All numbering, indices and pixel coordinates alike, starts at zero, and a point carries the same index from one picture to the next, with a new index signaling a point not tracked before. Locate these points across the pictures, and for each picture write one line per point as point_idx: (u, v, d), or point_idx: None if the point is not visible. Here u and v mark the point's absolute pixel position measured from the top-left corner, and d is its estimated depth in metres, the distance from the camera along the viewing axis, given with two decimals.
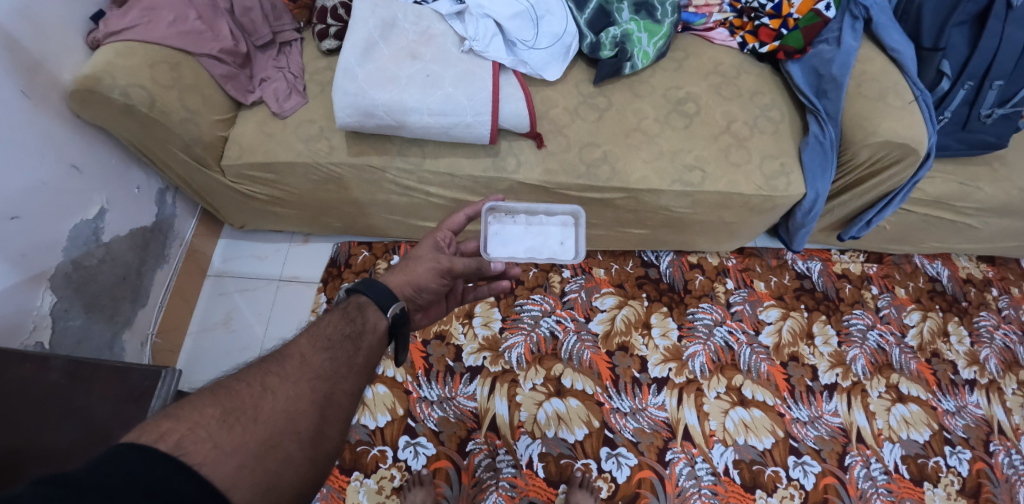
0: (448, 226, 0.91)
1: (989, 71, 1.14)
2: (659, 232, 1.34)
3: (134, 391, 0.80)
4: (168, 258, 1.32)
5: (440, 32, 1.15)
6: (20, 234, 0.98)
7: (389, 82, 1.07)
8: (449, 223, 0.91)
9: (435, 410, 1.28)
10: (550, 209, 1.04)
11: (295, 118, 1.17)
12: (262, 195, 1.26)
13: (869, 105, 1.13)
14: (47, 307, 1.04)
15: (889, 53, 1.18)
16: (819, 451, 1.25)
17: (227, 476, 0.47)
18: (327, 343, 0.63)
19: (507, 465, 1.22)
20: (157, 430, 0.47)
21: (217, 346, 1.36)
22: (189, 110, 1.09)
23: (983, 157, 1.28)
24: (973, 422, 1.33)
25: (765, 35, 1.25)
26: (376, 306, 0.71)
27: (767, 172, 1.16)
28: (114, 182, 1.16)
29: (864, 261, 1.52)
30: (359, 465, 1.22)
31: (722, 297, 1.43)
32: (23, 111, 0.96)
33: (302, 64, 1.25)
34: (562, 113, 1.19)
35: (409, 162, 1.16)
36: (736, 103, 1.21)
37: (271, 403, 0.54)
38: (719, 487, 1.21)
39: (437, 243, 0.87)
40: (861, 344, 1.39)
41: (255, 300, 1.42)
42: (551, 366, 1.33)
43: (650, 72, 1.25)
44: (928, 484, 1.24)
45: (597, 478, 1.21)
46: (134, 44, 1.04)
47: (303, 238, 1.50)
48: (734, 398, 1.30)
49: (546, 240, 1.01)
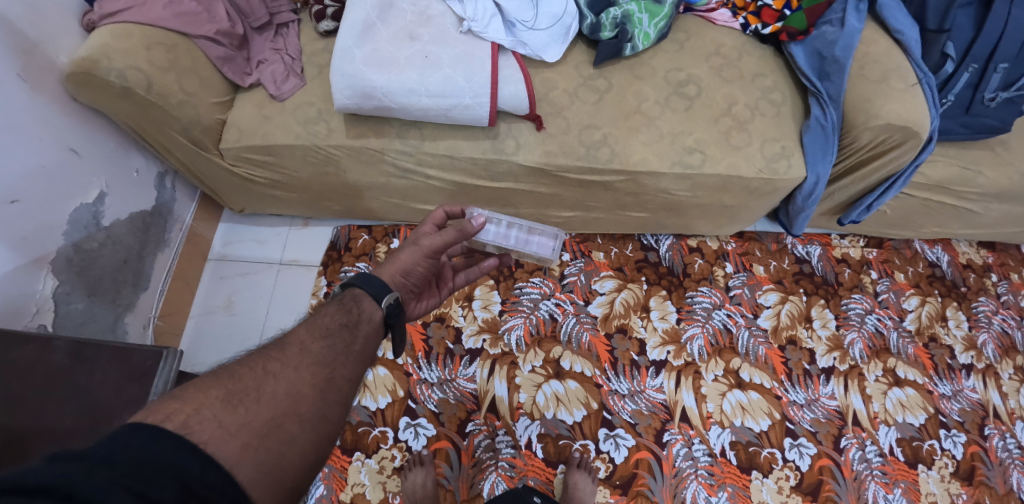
0: (430, 222, 0.92)
1: (994, 54, 1.13)
2: (658, 215, 1.34)
3: (137, 370, 0.81)
4: (169, 243, 1.33)
5: (438, 13, 1.14)
6: (19, 218, 0.98)
7: (388, 64, 1.07)
8: (432, 218, 0.93)
9: (436, 392, 1.29)
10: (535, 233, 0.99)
11: (293, 100, 1.17)
12: (261, 179, 1.26)
13: (871, 87, 1.12)
14: (49, 291, 1.05)
15: (893, 34, 1.16)
16: (815, 434, 1.26)
17: (231, 454, 0.48)
18: (325, 331, 0.63)
19: (507, 445, 1.24)
20: (163, 411, 0.47)
21: (219, 330, 1.37)
22: (187, 92, 1.08)
23: (986, 142, 1.27)
24: (968, 406, 1.34)
25: (768, 16, 1.23)
26: (371, 297, 0.71)
27: (768, 155, 1.15)
28: (113, 167, 1.16)
29: (864, 245, 1.51)
30: (360, 445, 1.23)
31: (721, 281, 1.43)
32: (20, 93, 0.96)
33: (300, 46, 1.24)
34: (561, 94, 1.19)
35: (408, 144, 1.16)
36: (737, 86, 1.20)
37: (273, 386, 0.55)
38: (715, 468, 1.22)
39: (421, 231, 0.89)
40: (859, 328, 1.40)
41: (256, 284, 1.42)
42: (551, 348, 1.34)
43: (651, 54, 1.24)
44: (922, 466, 1.26)
45: (596, 458, 1.23)
46: (130, 26, 1.03)
47: (302, 222, 1.50)
48: (731, 380, 1.31)
49: (530, 246, 0.98)
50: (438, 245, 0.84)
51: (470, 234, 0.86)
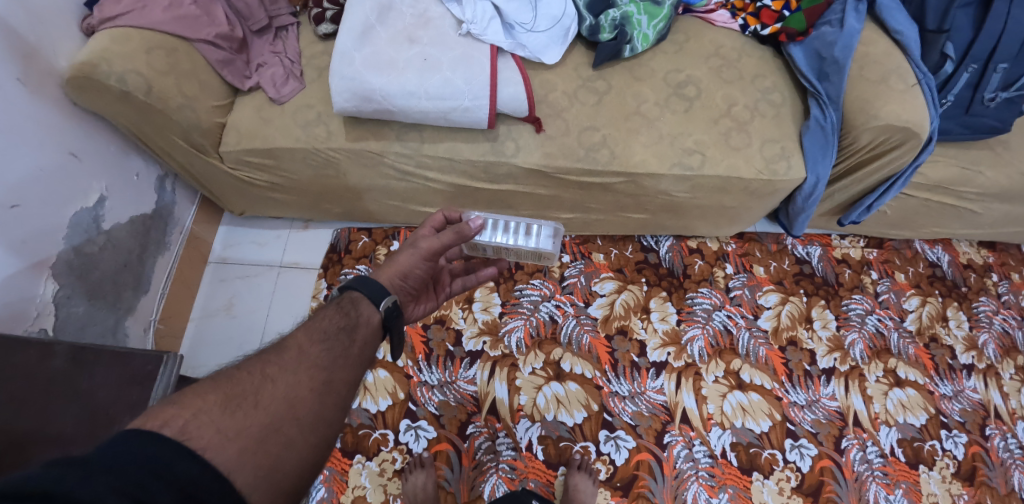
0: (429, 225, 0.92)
1: (993, 54, 1.12)
2: (658, 217, 1.34)
3: (138, 374, 0.81)
4: (169, 246, 1.33)
5: (438, 15, 1.14)
6: (19, 223, 0.98)
7: (387, 67, 1.07)
8: (431, 221, 0.92)
9: (436, 394, 1.29)
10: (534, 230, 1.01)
11: (293, 103, 1.17)
12: (261, 181, 1.26)
13: (870, 88, 1.12)
14: (49, 295, 1.05)
15: (893, 35, 1.16)
16: (815, 434, 1.26)
17: (230, 459, 0.48)
18: (323, 335, 0.63)
19: (507, 447, 1.24)
20: (162, 416, 0.47)
21: (219, 333, 1.37)
22: (186, 96, 1.08)
23: (986, 142, 1.27)
24: (969, 406, 1.34)
25: (767, 17, 1.23)
26: (369, 300, 0.71)
27: (768, 156, 1.15)
28: (113, 170, 1.16)
29: (864, 246, 1.51)
30: (361, 448, 1.23)
31: (722, 282, 1.43)
32: (20, 97, 0.96)
33: (299, 48, 1.24)
34: (561, 96, 1.19)
35: (408, 147, 1.16)
36: (736, 87, 1.20)
37: (271, 390, 0.55)
38: (716, 470, 1.22)
39: (419, 233, 0.88)
40: (859, 328, 1.40)
41: (256, 286, 1.42)
42: (551, 350, 1.34)
43: (650, 56, 1.24)
44: (923, 467, 1.25)
45: (597, 460, 1.22)
46: (130, 30, 1.03)
47: (302, 225, 1.50)
48: (732, 382, 1.31)
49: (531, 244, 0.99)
50: (437, 247, 0.84)
51: (469, 237, 0.85)
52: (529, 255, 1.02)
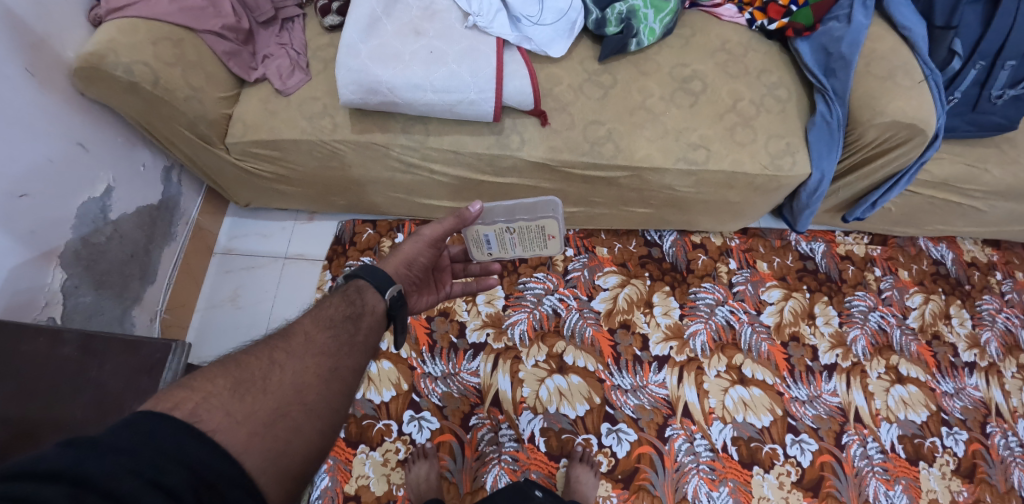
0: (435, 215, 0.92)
1: (1001, 51, 1.12)
2: (662, 211, 1.34)
3: (145, 363, 0.82)
4: (175, 237, 1.34)
5: (444, 8, 1.13)
6: (28, 212, 0.99)
7: (392, 59, 1.07)
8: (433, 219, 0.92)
9: (439, 385, 1.30)
10: (533, 209, 1.05)
11: (298, 95, 1.17)
12: (267, 173, 1.26)
13: (878, 84, 1.12)
14: (57, 284, 1.06)
15: (901, 31, 1.16)
16: (816, 430, 1.27)
17: (239, 442, 0.48)
18: (329, 322, 0.64)
19: (508, 439, 1.25)
20: (172, 399, 0.48)
21: (225, 323, 1.38)
22: (193, 87, 1.09)
23: (993, 140, 1.26)
24: (971, 404, 1.34)
25: (775, 11, 1.22)
26: (374, 289, 0.72)
27: (773, 151, 1.15)
28: (120, 161, 1.17)
29: (868, 243, 1.51)
30: (365, 438, 1.24)
31: (724, 278, 1.44)
32: (27, 87, 0.96)
33: (305, 40, 1.24)
34: (566, 90, 1.19)
35: (413, 140, 1.16)
36: (742, 81, 1.20)
37: (279, 376, 0.56)
38: (717, 463, 1.23)
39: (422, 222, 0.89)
40: (862, 325, 1.40)
41: (261, 277, 1.43)
42: (553, 343, 1.34)
43: (656, 50, 1.24)
44: (923, 463, 1.26)
45: (597, 453, 1.23)
46: (137, 21, 1.04)
47: (307, 216, 1.51)
48: (734, 376, 1.32)
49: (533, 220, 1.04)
50: (439, 234, 0.86)
51: (469, 222, 0.88)
52: (535, 232, 1.07)
